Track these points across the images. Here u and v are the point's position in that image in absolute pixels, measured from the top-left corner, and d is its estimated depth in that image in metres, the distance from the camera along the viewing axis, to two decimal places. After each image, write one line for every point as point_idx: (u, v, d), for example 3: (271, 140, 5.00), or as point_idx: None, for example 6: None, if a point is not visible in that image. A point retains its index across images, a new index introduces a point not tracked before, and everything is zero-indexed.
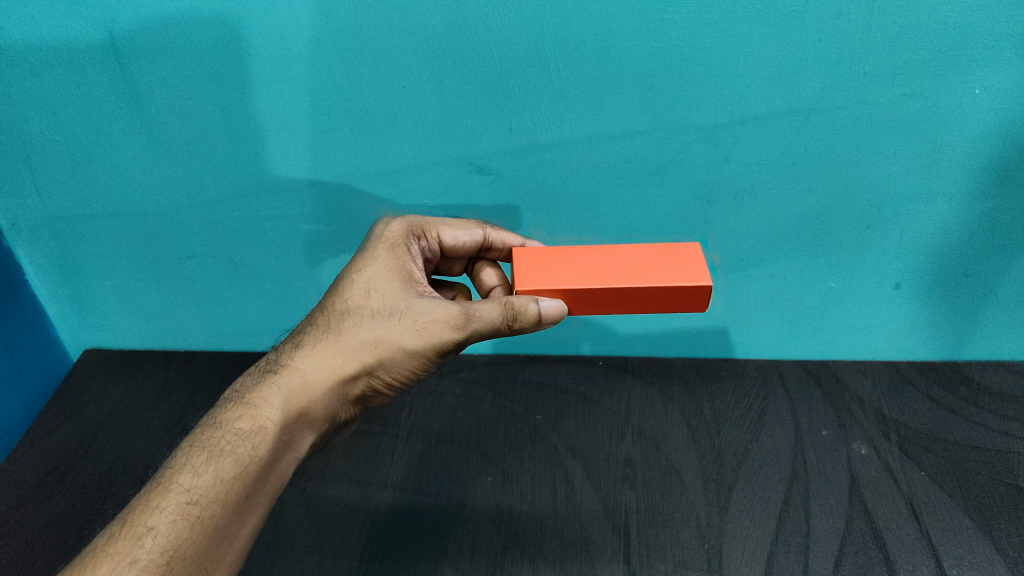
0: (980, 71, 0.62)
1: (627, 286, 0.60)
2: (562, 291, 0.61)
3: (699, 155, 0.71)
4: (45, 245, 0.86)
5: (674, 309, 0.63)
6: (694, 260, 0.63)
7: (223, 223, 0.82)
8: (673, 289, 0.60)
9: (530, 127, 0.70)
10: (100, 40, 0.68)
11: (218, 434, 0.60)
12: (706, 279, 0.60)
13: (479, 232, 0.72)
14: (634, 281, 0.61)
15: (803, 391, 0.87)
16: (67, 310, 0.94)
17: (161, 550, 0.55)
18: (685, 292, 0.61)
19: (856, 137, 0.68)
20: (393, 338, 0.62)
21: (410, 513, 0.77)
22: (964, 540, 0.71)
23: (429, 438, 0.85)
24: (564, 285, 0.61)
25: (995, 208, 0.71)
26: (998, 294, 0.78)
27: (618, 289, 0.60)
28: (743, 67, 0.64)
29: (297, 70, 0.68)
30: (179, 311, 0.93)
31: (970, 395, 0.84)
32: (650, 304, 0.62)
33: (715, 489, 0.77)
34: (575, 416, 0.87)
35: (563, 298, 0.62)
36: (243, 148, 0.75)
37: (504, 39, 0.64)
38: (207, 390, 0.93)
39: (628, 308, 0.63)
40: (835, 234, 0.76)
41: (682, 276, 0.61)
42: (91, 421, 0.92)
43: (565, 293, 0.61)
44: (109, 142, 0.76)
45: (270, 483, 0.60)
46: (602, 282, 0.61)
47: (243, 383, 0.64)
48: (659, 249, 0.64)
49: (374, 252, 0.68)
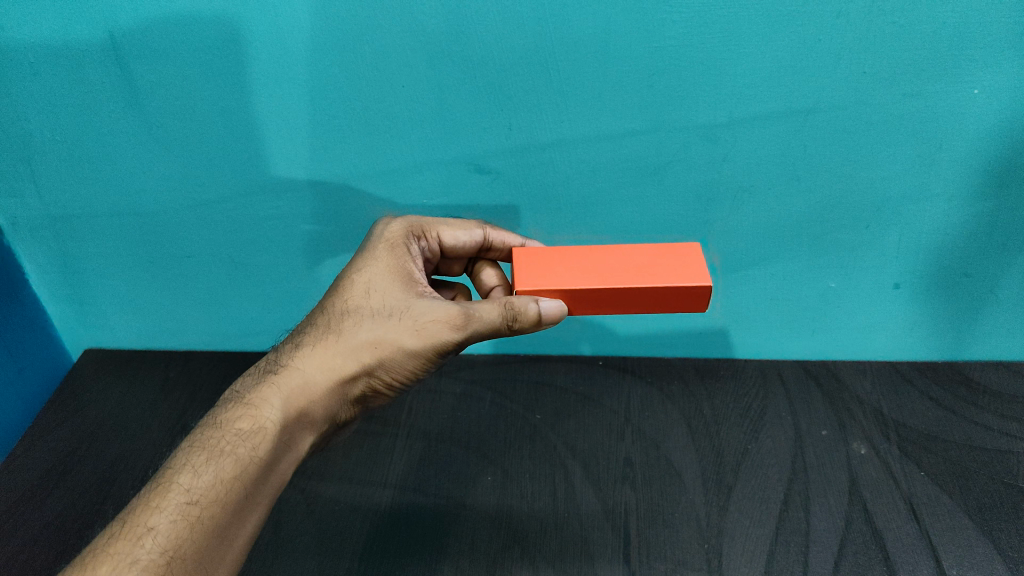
0: (980, 71, 0.62)
1: (627, 286, 0.60)
2: (562, 291, 0.61)
3: (699, 155, 0.71)
4: (45, 245, 0.86)
5: (673, 310, 0.63)
6: (694, 260, 0.63)
7: (223, 223, 0.82)
8: (673, 289, 0.60)
9: (530, 126, 0.70)
10: (100, 40, 0.68)
11: (218, 435, 0.60)
12: (706, 279, 0.60)
13: (479, 233, 0.72)
14: (634, 281, 0.61)
15: (803, 391, 0.87)
16: (67, 309, 0.94)
17: (161, 550, 0.55)
18: (686, 293, 0.61)
19: (856, 137, 0.68)
20: (392, 338, 0.62)
21: (410, 513, 0.77)
22: (964, 539, 0.71)
23: (429, 438, 0.85)
24: (564, 286, 0.61)
25: (994, 208, 0.71)
26: (997, 293, 0.78)
27: (618, 289, 0.60)
28: (743, 67, 0.64)
29: (297, 70, 0.68)
30: (179, 310, 0.93)
31: (970, 395, 0.84)
32: (650, 304, 0.62)
33: (715, 488, 0.77)
34: (574, 415, 0.87)
35: (563, 299, 0.62)
36: (243, 148, 0.75)
37: (504, 39, 0.64)
38: (207, 389, 0.93)
39: (628, 308, 0.63)
40: (834, 234, 0.76)
41: (682, 277, 0.61)
42: (91, 420, 0.92)
43: (565, 294, 0.61)
44: (109, 143, 0.76)
45: (270, 483, 0.61)
46: (601, 282, 0.61)
47: (243, 383, 0.64)
48: (659, 249, 0.64)
49: (373, 252, 0.68)
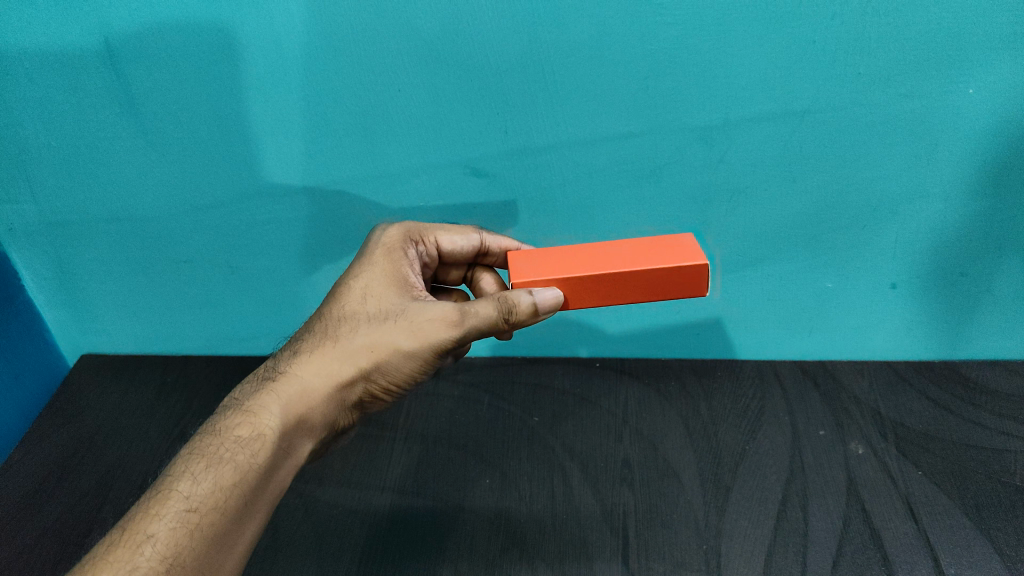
0: (974, 72, 0.63)
1: (624, 271, 0.61)
2: (558, 280, 0.62)
3: (695, 155, 0.71)
4: (40, 251, 0.86)
5: (673, 296, 0.63)
6: (688, 245, 0.63)
7: (219, 228, 0.82)
8: (669, 271, 0.61)
9: (526, 129, 0.70)
10: (96, 45, 0.68)
11: (217, 442, 0.60)
12: (705, 262, 0.60)
13: (476, 238, 0.72)
14: (631, 266, 0.61)
15: (801, 391, 0.87)
16: (64, 316, 0.94)
17: (160, 558, 0.54)
18: (683, 274, 0.61)
19: (850, 137, 0.68)
20: (389, 342, 0.62)
21: (409, 516, 0.77)
22: (962, 538, 0.71)
23: (427, 442, 0.86)
24: (558, 274, 0.61)
25: (990, 207, 0.71)
26: (993, 292, 0.78)
27: (611, 274, 0.61)
28: (737, 69, 0.64)
29: (292, 74, 0.68)
30: (175, 314, 0.93)
31: (967, 394, 0.84)
32: (648, 288, 0.62)
33: (713, 488, 0.78)
34: (573, 416, 0.87)
35: (558, 288, 0.62)
36: (239, 153, 0.75)
37: (498, 41, 0.64)
38: (205, 393, 0.93)
39: (629, 296, 0.63)
40: (830, 234, 0.76)
41: (677, 258, 0.61)
42: (90, 425, 0.92)
43: (561, 282, 0.62)
44: (105, 148, 0.76)
45: (269, 489, 0.60)
46: (594, 269, 0.62)
47: (242, 390, 0.64)
48: (654, 239, 0.65)
49: (370, 258, 0.68)
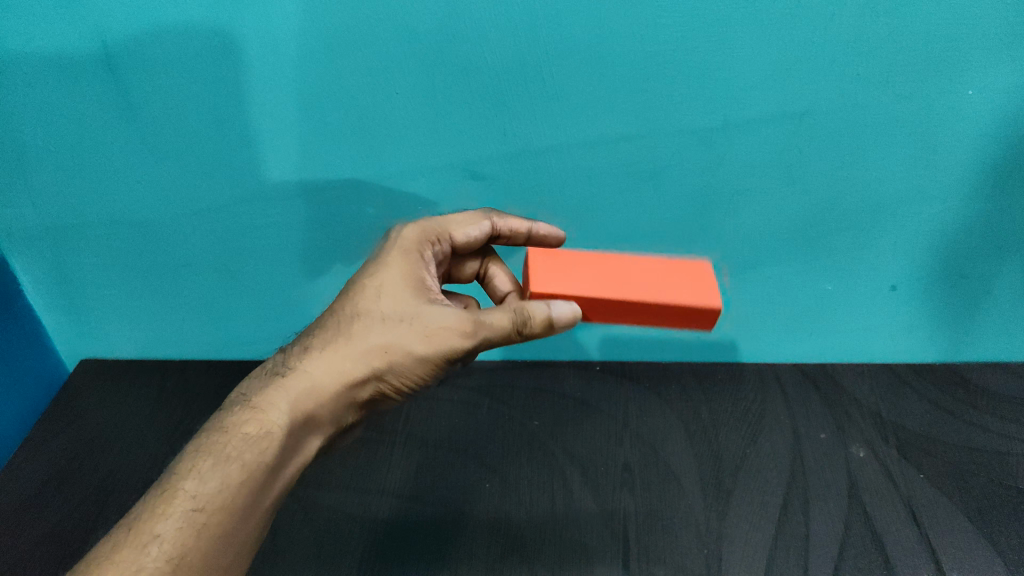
0: (975, 73, 0.63)
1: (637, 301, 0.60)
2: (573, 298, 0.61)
3: (693, 159, 0.71)
4: (38, 257, 0.86)
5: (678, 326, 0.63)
6: (709, 280, 0.62)
7: (218, 232, 0.82)
8: (681, 306, 0.60)
9: (525, 132, 0.70)
10: (95, 51, 0.68)
11: (225, 439, 0.60)
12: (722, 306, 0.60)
13: (487, 225, 0.71)
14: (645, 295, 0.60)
15: (801, 394, 0.87)
16: (64, 321, 0.94)
17: (167, 558, 0.54)
18: (692, 313, 0.61)
19: (847, 137, 0.68)
20: (402, 345, 0.62)
21: (409, 522, 0.77)
22: (965, 542, 0.70)
23: (427, 446, 0.85)
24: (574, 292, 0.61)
25: (992, 208, 0.71)
26: (994, 293, 0.78)
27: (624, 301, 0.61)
28: (735, 70, 0.64)
29: (286, 74, 0.68)
30: (175, 319, 0.93)
31: (970, 397, 0.84)
32: (656, 320, 0.62)
33: (714, 494, 0.77)
34: (573, 420, 0.87)
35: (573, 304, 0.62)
36: (237, 156, 0.75)
37: (496, 43, 0.64)
38: (205, 398, 0.93)
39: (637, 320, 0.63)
40: (829, 237, 0.76)
41: (694, 294, 0.61)
42: (89, 430, 0.91)
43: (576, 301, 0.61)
44: (100, 151, 0.76)
45: (275, 487, 0.60)
46: (609, 292, 0.61)
47: (250, 386, 0.64)
48: (677, 264, 0.64)
49: (386, 259, 0.67)
